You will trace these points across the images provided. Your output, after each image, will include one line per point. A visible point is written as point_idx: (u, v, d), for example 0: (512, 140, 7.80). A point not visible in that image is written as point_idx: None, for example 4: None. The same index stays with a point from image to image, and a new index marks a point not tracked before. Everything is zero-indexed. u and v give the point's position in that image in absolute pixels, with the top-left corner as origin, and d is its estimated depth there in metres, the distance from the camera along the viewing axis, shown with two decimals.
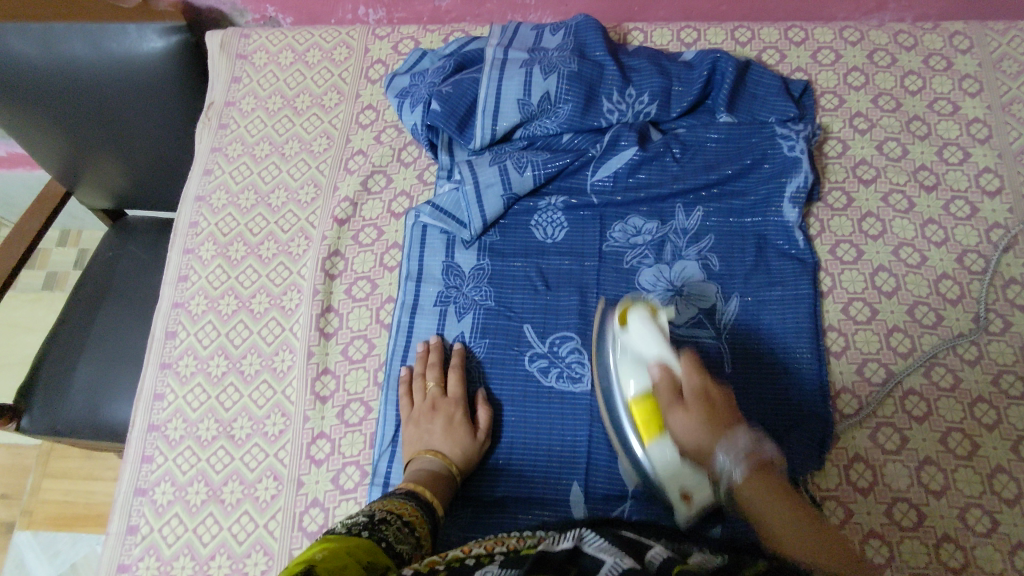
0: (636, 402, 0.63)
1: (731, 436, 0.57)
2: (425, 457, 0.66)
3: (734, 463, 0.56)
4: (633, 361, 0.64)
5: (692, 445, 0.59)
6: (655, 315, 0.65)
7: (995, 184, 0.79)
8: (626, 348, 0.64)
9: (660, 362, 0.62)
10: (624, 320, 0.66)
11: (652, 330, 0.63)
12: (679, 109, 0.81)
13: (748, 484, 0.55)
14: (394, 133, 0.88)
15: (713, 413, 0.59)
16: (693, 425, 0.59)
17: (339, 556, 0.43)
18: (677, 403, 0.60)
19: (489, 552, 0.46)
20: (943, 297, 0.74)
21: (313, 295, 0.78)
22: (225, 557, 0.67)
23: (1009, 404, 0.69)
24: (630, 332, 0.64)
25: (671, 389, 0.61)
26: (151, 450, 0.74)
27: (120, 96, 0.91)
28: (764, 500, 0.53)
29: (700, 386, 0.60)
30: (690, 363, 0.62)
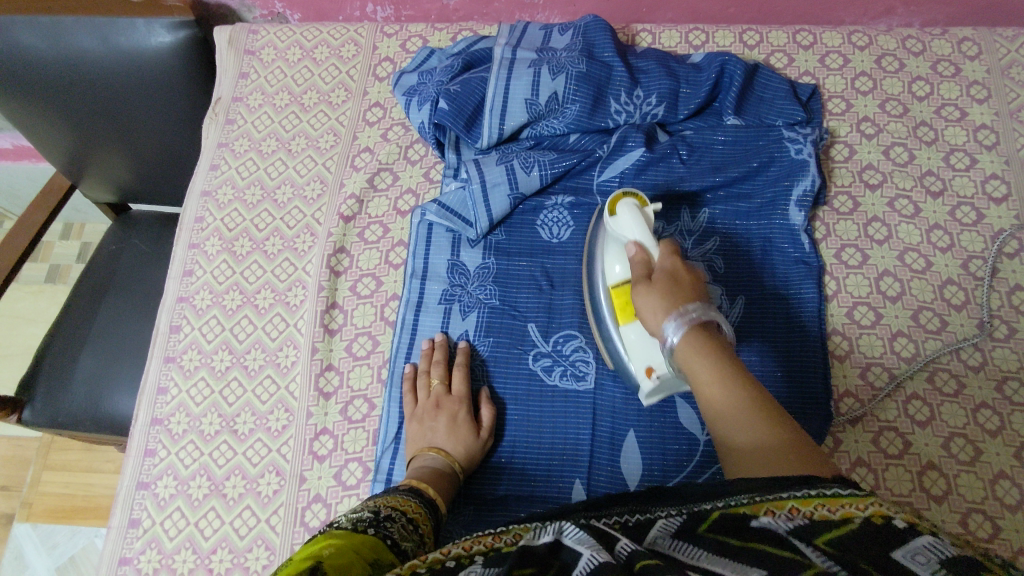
0: (616, 288, 0.65)
1: (687, 300, 0.53)
2: (428, 454, 0.66)
3: (682, 326, 0.51)
4: (620, 248, 0.66)
5: (649, 312, 0.56)
6: (643, 207, 0.66)
7: (1002, 191, 0.79)
8: (615, 236, 0.66)
9: (638, 244, 0.62)
10: (613, 209, 0.66)
11: (637, 215, 0.64)
12: (686, 111, 0.81)
13: (696, 358, 0.50)
14: (401, 131, 0.88)
15: (676, 283, 0.56)
16: (654, 296, 0.56)
17: (344, 554, 0.42)
18: (644, 281, 0.58)
19: (466, 553, 0.39)
20: (948, 302, 0.74)
21: (317, 292, 0.78)
22: (226, 552, 0.68)
23: (1012, 410, 0.69)
24: (618, 217, 0.65)
25: (643, 267, 0.60)
26: (154, 444, 0.74)
27: (128, 90, 0.91)
28: (717, 381, 0.48)
29: (671, 269, 0.58)
30: (669, 251, 0.60)
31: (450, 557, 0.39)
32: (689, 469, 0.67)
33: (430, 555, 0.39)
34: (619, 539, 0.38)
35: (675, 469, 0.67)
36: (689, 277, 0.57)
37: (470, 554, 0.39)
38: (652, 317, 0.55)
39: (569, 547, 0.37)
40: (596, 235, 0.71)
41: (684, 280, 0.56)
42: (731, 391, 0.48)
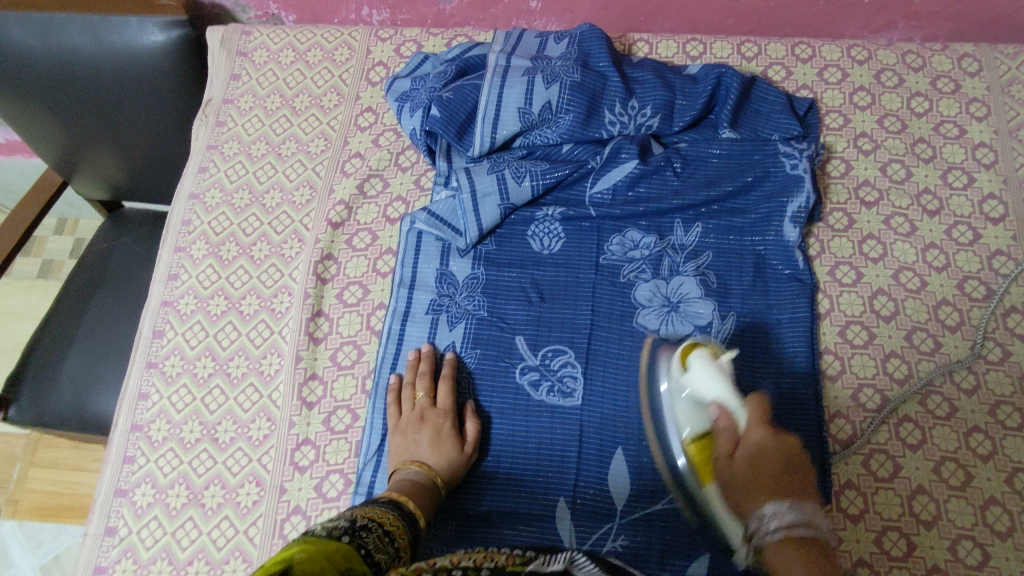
0: (694, 444, 0.58)
1: (765, 491, 0.53)
2: (410, 468, 0.64)
3: (775, 529, 0.50)
4: (689, 402, 0.59)
5: (735, 491, 0.54)
6: (718, 356, 0.60)
7: (999, 211, 0.78)
8: (683, 390, 0.60)
9: (718, 403, 0.57)
10: (686, 360, 0.60)
11: (712, 371, 0.58)
12: (681, 123, 0.80)
13: (778, 547, 0.49)
14: (393, 136, 0.87)
15: (759, 463, 0.54)
16: (742, 482, 0.54)
17: (317, 559, 0.41)
18: (728, 459, 0.55)
19: (473, 565, 0.42)
20: (942, 323, 0.73)
21: (303, 299, 0.77)
22: (203, 563, 0.66)
23: (1005, 435, 0.68)
24: (689, 370, 0.59)
25: (727, 432, 0.56)
26: (133, 450, 0.73)
27: (119, 88, 0.90)
28: (793, 569, 0.48)
29: (759, 441, 0.55)
30: (756, 408, 0.57)
31: (458, 567, 0.41)
32: None
33: (438, 562, 0.41)
34: None
35: (661, 488, 0.66)
36: (774, 449, 0.55)
37: (476, 567, 0.41)
38: (743, 501, 0.54)
39: None
40: (655, 369, 0.65)
41: (767, 460, 0.54)
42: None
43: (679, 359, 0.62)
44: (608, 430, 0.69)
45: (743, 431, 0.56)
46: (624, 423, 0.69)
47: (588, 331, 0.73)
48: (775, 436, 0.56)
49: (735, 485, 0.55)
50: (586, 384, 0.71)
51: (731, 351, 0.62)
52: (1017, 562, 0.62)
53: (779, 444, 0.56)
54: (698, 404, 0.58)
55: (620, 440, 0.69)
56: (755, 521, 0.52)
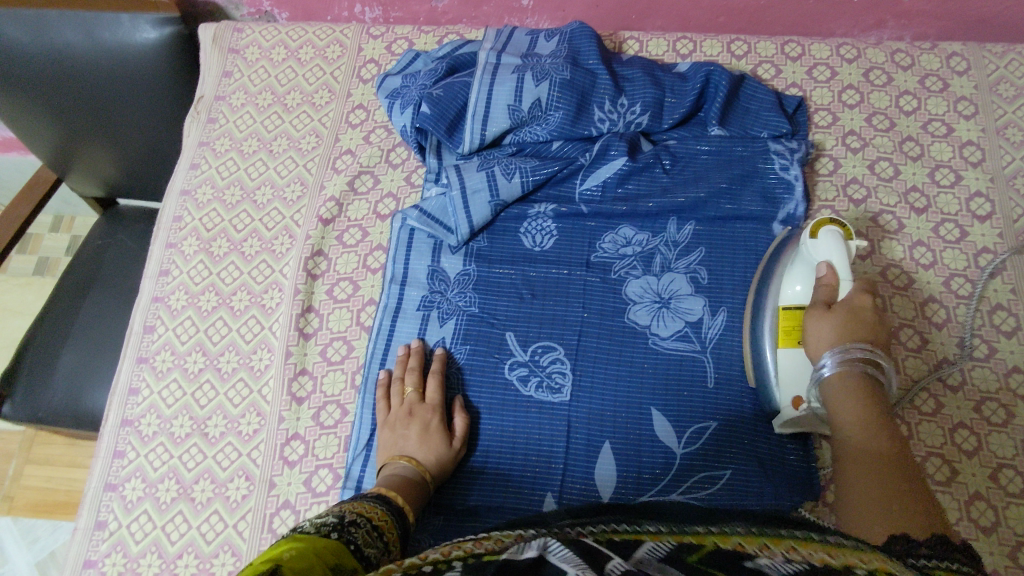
0: (786, 312, 0.65)
1: (855, 340, 0.58)
2: (398, 462, 0.65)
3: (837, 364, 0.57)
4: (808, 266, 0.66)
5: (819, 340, 0.60)
6: (848, 238, 0.66)
7: (986, 209, 0.78)
8: (807, 254, 0.66)
9: (829, 266, 0.63)
10: (814, 231, 0.66)
11: (840, 245, 0.64)
12: (670, 121, 0.80)
13: (842, 395, 0.56)
14: (384, 133, 0.87)
15: (857, 322, 0.59)
16: (829, 324, 0.60)
17: (306, 556, 0.41)
18: (824, 306, 0.61)
19: (442, 560, 0.36)
20: (929, 320, 0.74)
21: (293, 295, 0.77)
22: (192, 557, 0.67)
23: (990, 431, 0.68)
24: (817, 239, 0.65)
25: (827, 290, 0.62)
26: (123, 445, 0.73)
27: (112, 85, 0.90)
28: (851, 407, 0.55)
29: (857, 303, 0.61)
30: (864, 289, 0.62)
31: (427, 563, 0.36)
32: (663, 484, 0.67)
33: (407, 559, 0.36)
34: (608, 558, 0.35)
35: (648, 484, 0.67)
36: (870, 315, 0.60)
37: (448, 559, 0.36)
38: (817, 351, 0.60)
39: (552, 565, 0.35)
40: (778, 254, 0.71)
41: (865, 325, 0.59)
42: (864, 422, 0.54)
43: (806, 229, 0.67)
44: (596, 425, 0.69)
45: (840, 301, 0.61)
46: (611, 419, 0.70)
47: (577, 328, 0.74)
48: (881, 316, 0.61)
49: (819, 341, 0.60)
50: (574, 380, 0.71)
51: (858, 240, 0.68)
52: (1000, 557, 0.63)
53: (882, 321, 0.61)
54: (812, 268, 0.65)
55: (608, 435, 0.69)
56: (825, 370, 0.58)
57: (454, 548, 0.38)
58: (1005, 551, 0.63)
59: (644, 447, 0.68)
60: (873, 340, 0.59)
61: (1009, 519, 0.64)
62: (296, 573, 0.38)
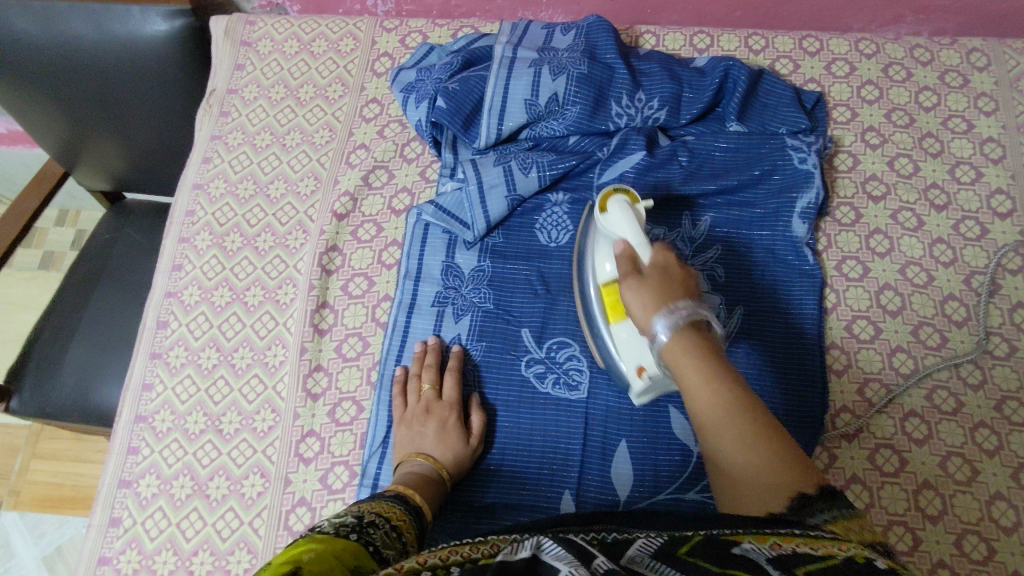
0: (606, 287, 0.65)
1: (674, 297, 0.54)
2: (415, 459, 0.64)
3: (671, 323, 0.52)
4: (608, 244, 0.65)
5: (640, 312, 0.55)
6: (636, 205, 0.64)
7: (1007, 207, 0.78)
8: (605, 232, 0.64)
9: (624, 243, 0.61)
10: (604, 206, 0.64)
11: (627, 213, 0.62)
12: (688, 116, 0.79)
13: (676, 347, 0.52)
14: (398, 127, 0.86)
15: (668, 285, 0.56)
16: (642, 289, 0.56)
17: (327, 559, 0.41)
18: (633, 274, 0.57)
19: (440, 565, 0.36)
20: (949, 318, 0.73)
21: (308, 290, 0.77)
22: (208, 554, 0.66)
23: (1011, 430, 0.67)
24: (609, 214, 0.63)
25: (630, 262, 0.59)
26: (138, 441, 0.73)
27: (122, 78, 0.89)
28: (691, 364, 0.50)
29: (663, 261, 0.58)
30: (662, 247, 0.59)
31: (426, 566, 0.35)
32: (681, 481, 0.66)
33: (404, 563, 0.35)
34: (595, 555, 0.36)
35: (665, 482, 0.66)
36: (680, 274, 0.57)
37: (445, 564, 0.36)
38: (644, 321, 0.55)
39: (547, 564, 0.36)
40: (586, 233, 0.70)
41: (677, 280, 0.56)
42: (708, 377, 0.49)
43: (598, 208, 0.65)
44: (613, 424, 0.69)
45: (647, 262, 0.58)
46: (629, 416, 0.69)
47: None
48: (681, 265, 0.58)
49: (646, 302, 0.55)
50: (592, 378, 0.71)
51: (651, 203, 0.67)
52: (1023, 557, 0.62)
53: (685, 270, 0.58)
54: (613, 244, 0.63)
55: (625, 433, 0.68)
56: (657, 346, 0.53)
57: (453, 553, 0.38)
58: None
59: (661, 444, 0.68)
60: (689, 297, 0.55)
61: None
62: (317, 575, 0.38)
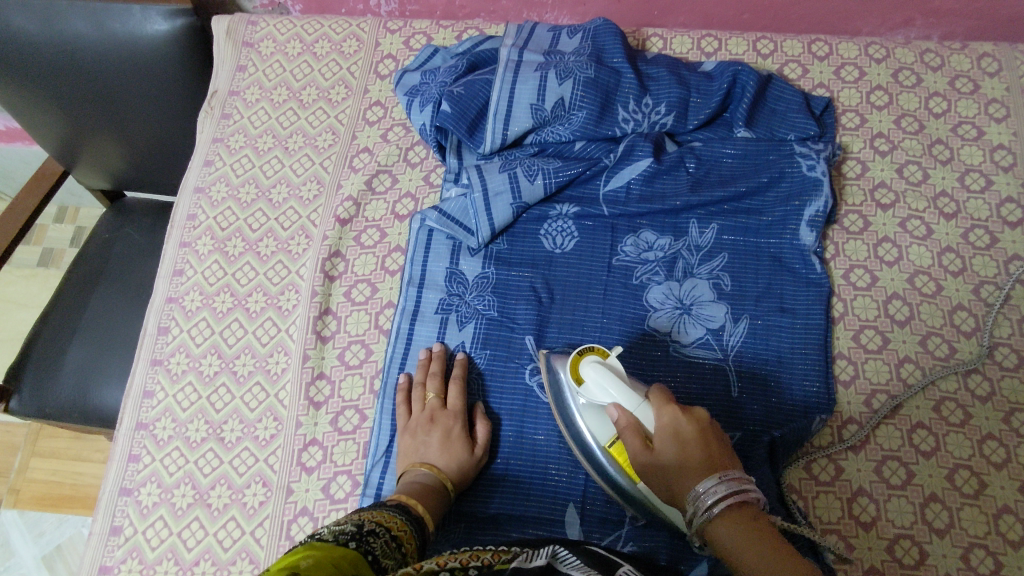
0: (612, 447, 0.60)
1: (699, 470, 0.52)
2: (419, 470, 0.64)
3: (716, 504, 0.50)
4: (599, 411, 0.61)
5: (676, 487, 0.53)
6: (607, 359, 0.62)
7: (1017, 215, 0.77)
8: (585, 400, 0.61)
9: (616, 406, 0.57)
10: (577, 375, 0.61)
11: (607, 376, 0.59)
12: (696, 121, 0.78)
13: (722, 524, 0.50)
14: (402, 131, 0.85)
15: (684, 450, 0.53)
16: (667, 464, 0.54)
17: (325, 566, 0.40)
18: (643, 450, 0.55)
19: (460, 567, 0.39)
20: (957, 329, 0.72)
21: (310, 297, 0.76)
22: (209, 564, 0.66)
23: (1019, 443, 0.67)
24: (584, 383, 0.60)
25: (632, 431, 0.56)
26: (139, 449, 0.72)
27: (124, 78, 0.88)
28: (738, 533, 0.49)
29: (672, 423, 0.54)
30: (660, 400, 0.56)
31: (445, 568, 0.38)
32: None
33: (425, 565, 0.39)
34: None
35: None
36: (689, 428, 0.54)
37: (465, 566, 0.39)
38: (669, 484, 0.54)
39: None
40: (557, 383, 0.65)
41: (692, 445, 0.54)
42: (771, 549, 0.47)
43: (570, 374, 0.62)
44: None
45: (653, 428, 0.56)
46: None
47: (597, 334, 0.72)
48: (686, 411, 0.55)
49: (678, 470, 0.53)
50: None
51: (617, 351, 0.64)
52: None
53: (692, 415, 0.55)
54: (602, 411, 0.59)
55: None
56: (693, 501, 0.51)
57: (473, 558, 0.41)
58: None
59: None
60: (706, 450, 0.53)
61: None
62: None
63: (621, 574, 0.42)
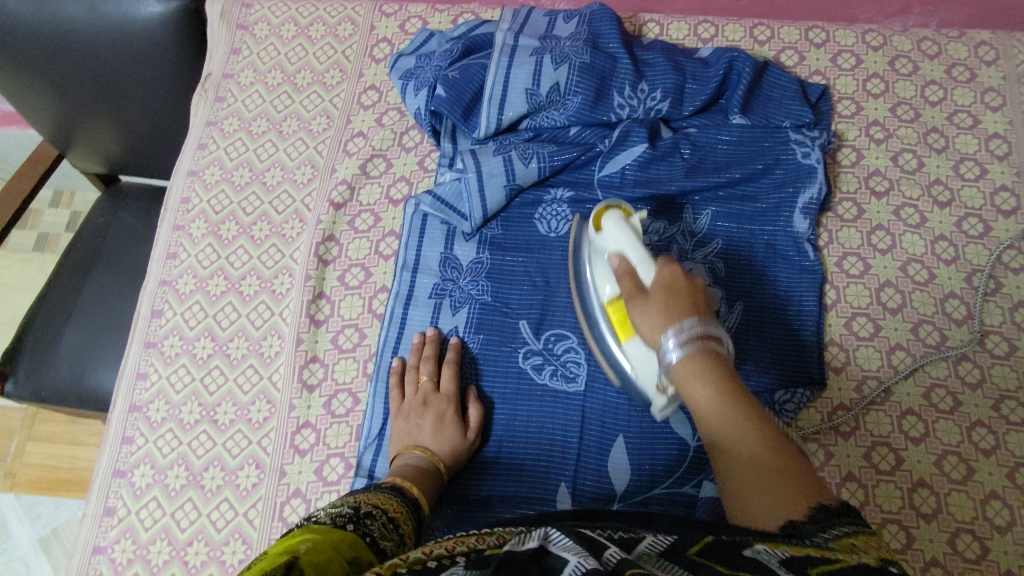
0: (609, 304, 0.65)
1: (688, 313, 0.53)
2: (412, 452, 0.64)
3: (683, 344, 0.51)
4: (605, 263, 0.66)
5: (650, 328, 0.55)
6: (630, 218, 0.65)
7: (1011, 204, 0.77)
8: (600, 249, 0.66)
9: (620, 253, 0.62)
10: (599, 224, 0.66)
11: (622, 227, 0.63)
12: (691, 107, 0.78)
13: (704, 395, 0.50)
14: (396, 115, 0.85)
15: (671, 298, 0.55)
16: (650, 313, 0.56)
17: (323, 550, 0.41)
18: (639, 296, 0.58)
19: (448, 554, 0.39)
20: (949, 316, 0.73)
21: (304, 281, 0.76)
22: (203, 544, 0.66)
23: (1008, 430, 0.67)
24: (602, 230, 0.65)
25: (630, 278, 0.60)
26: (132, 430, 0.72)
27: (119, 63, 0.86)
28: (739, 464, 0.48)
29: (668, 277, 0.57)
30: (665, 263, 0.59)
31: (432, 557, 0.39)
32: (677, 475, 0.66)
33: (411, 555, 0.39)
34: (607, 547, 0.38)
35: (662, 475, 0.66)
36: (688, 292, 0.56)
37: (451, 555, 0.39)
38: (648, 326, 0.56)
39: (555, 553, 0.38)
40: (579, 247, 0.70)
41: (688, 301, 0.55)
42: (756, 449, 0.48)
43: (594, 226, 0.67)
44: (611, 418, 0.68)
45: (649, 282, 0.59)
46: (626, 410, 0.68)
47: None
48: (688, 279, 0.57)
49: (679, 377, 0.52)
50: (589, 371, 0.70)
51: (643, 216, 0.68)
52: (1015, 556, 0.63)
53: (690, 281, 0.57)
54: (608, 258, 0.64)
55: (622, 428, 0.68)
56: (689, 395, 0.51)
57: (460, 544, 0.41)
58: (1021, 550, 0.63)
59: (660, 438, 0.67)
60: (694, 301, 0.55)
61: None
62: (313, 566, 0.38)
63: (616, 547, 0.38)
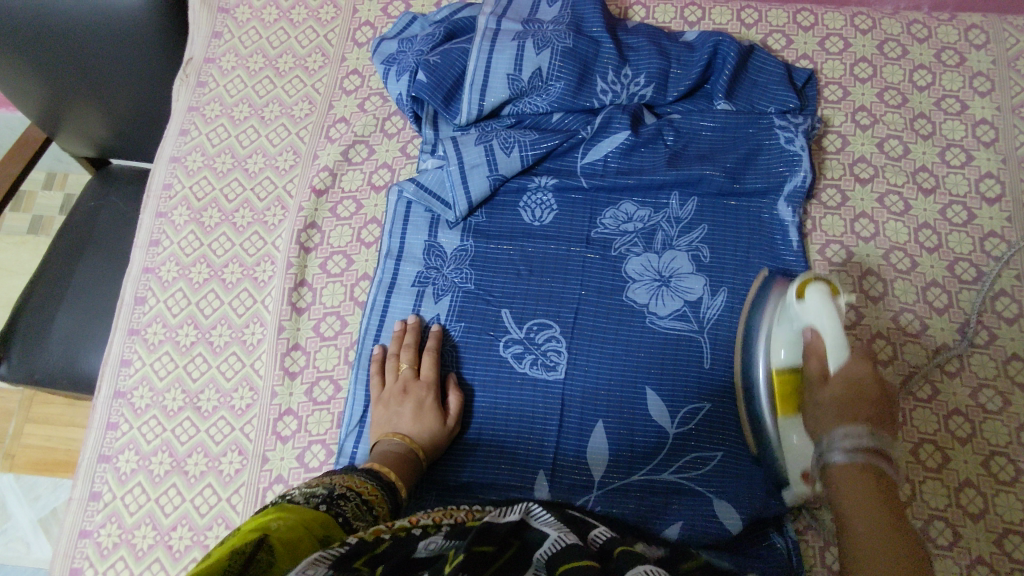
0: (780, 374, 0.61)
1: (857, 417, 0.51)
2: (391, 440, 0.64)
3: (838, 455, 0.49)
4: (795, 331, 0.60)
5: (820, 416, 0.53)
6: (835, 295, 0.59)
7: (996, 191, 0.76)
8: (794, 320, 0.60)
9: (813, 332, 0.57)
10: (800, 291, 0.60)
11: (829, 307, 0.57)
12: (675, 93, 0.77)
13: (842, 467, 0.49)
14: (379, 101, 0.84)
15: (856, 395, 0.53)
16: (831, 401, 0.53)
17: (295, 528, 0.42)
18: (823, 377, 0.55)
19: (434, 524, 0.44)
20: (930, 305, 0.72)
21: (286, 268, 0.76)
22: (186, 529, 0.68)
23: (984, 418, 0.68)
24: (804, 301, 0.58)
25: (817, 360, 0.56)
26: (116, 417, 0.73)
27: (100, 52, 0.86)
28: (852, 478, 0.48)
29: (858, 372, 0.54)
30: (860, 355, 0.55)
31: (417, 526, 0.43)
32: (655, 462, 0.67)
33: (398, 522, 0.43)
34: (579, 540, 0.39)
35: (640, 462, 0.67)
36: (871, 385, 0.53)
37: (437, 524, 0.44)
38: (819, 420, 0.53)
39: (535, 527, 0.42)
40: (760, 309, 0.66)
41: (868, 393, 0.53)
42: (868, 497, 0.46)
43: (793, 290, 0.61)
44: (590, 405, 0.69)
45: (836, 370, 0.55)
46: (606, 397, 0.69)
47: (575, 305, 0.72)
48: (876, 377, 0.54)
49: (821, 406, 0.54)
50: (570, 358, 0.70)
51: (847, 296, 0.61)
52: (986, 542, 0.63)
53: (880, 385, 0.54)
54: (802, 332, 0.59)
55: (602, 414, 0.68)
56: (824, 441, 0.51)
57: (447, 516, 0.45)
58: (992, 536, 0.64)
59: (638, 425, 0.68)
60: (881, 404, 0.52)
61: (1000, 505, 0.65)
62: (283, 546, 0.39)
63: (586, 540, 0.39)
